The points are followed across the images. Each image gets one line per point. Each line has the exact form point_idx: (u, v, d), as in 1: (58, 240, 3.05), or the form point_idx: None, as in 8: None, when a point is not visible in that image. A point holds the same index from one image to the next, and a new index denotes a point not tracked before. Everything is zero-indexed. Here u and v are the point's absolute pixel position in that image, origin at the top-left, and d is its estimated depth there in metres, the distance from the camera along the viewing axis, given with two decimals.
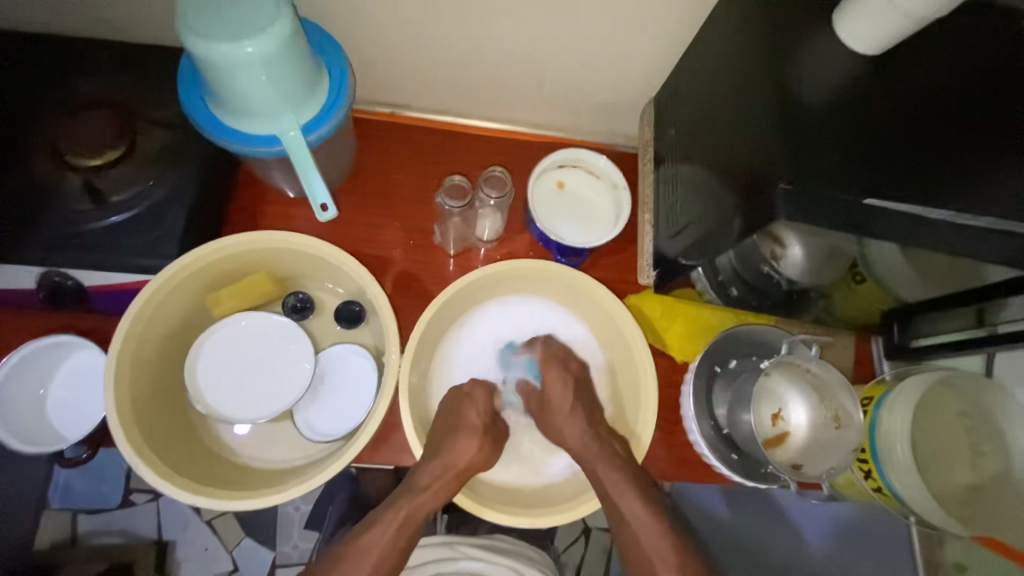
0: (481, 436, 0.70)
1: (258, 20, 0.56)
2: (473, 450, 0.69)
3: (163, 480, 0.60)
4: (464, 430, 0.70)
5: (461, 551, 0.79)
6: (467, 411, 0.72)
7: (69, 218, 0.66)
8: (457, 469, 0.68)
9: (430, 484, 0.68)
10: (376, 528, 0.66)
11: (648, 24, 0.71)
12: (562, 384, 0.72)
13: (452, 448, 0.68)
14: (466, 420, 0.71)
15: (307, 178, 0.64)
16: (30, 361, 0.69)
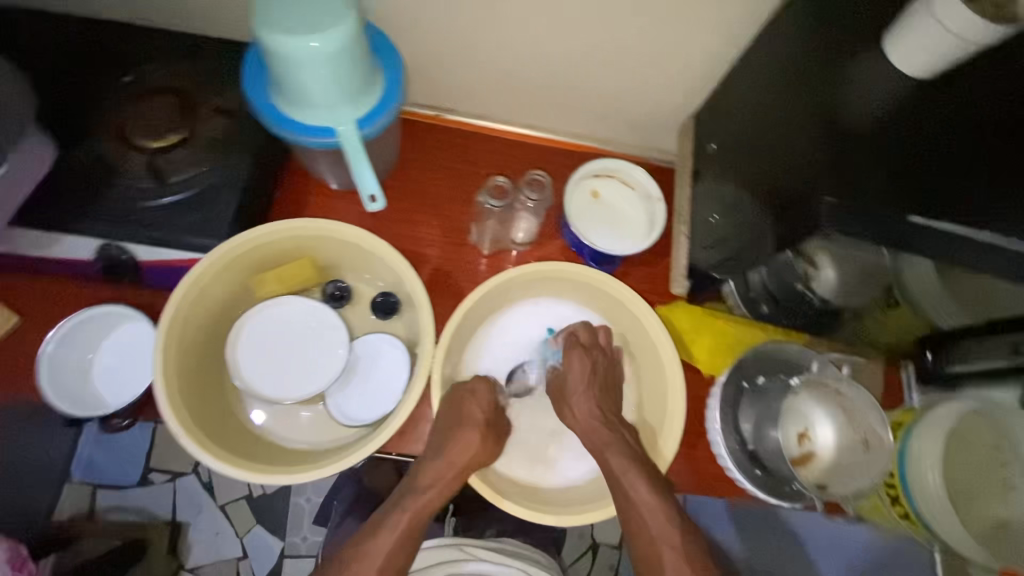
0: (483, 433, 0.70)
1: (325, 18, 0.59)
2: (473, 447, 0.69)
3: (199, 448, 0.63)
4: (466, 426, 0.69)
5: (469, 552, 0.79)
6: (470, 406, 0.71)
7: (130, 195, 0.70)
8: (459, 465, 0.68)
9: (430, 484, 0.69)
10: (379, 533, 0.67)
11: (698, 40, 0.72)
12: (580, 368, 0.73)
13: (456, 444, 0.68)
14: (469, 417, 0.70)
15: (358, 170, 0.66)
16: (81, 327, 0.72)
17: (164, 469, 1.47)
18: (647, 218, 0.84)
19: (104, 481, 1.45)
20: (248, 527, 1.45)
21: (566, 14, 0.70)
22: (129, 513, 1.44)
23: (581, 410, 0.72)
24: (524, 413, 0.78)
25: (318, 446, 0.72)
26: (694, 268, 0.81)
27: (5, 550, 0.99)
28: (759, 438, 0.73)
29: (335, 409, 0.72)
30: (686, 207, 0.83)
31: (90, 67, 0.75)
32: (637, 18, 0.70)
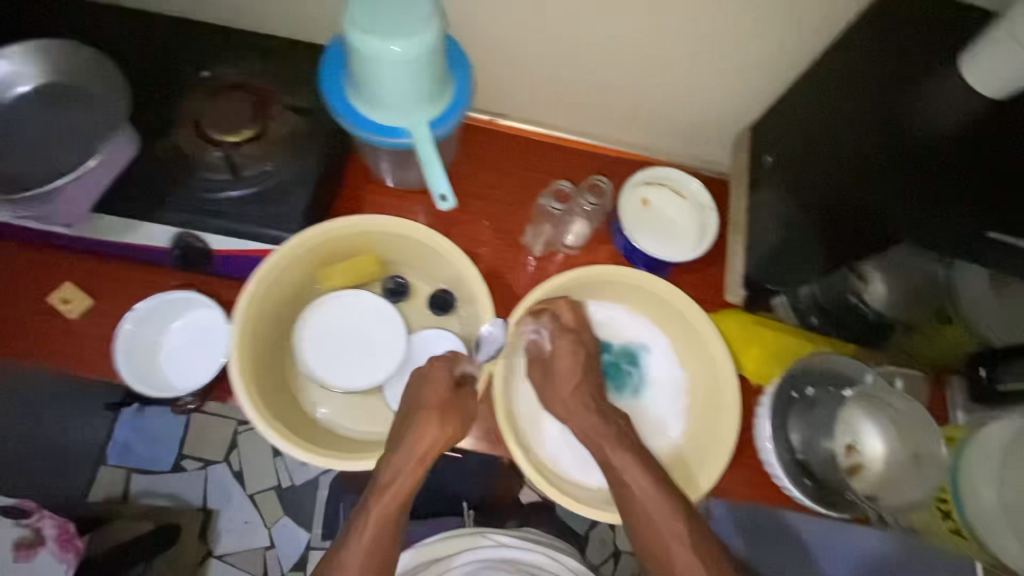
0: (441, 416, 0.69)
1: (408, 24, 0.61)
2: (433, 433, 0.68)
3: (273, 432, 0.65)
4: (424, 413, 0.69)
5: (492, 537, 0.87)
6: (426, 391, 0.71)
7: (206, 186, 0.73)
8: (419, 453, 0.69)
9: (394, 479, 0.68)
10: (353, 533, 0.67)
11: (759, 55, 0.74)
12: (568, 357, 0.73)
13: (415, 431, 0.69)
14: (424, 408, 0.70)
15: (429, 170, 0.68)
16: (157, 309, 0.73)
17: (197, 456, 1.50)
18: (699, 226, 0.86)
19: (138, 466, 1.48)
20: (275, 519, 1.48)
21: (632, 23, 0.72)
22: (161, 498, 1.47)
23: (574, 397, 0.72)
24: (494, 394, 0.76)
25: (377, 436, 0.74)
26: (752, 277, 0.81)
27: (54, 525, 1.07)
28: (809, 447, 0.74)
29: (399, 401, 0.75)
30: (742, 218, 0.84)
31: (167, 61, 0.78)
32: (702, 29, 0.72)
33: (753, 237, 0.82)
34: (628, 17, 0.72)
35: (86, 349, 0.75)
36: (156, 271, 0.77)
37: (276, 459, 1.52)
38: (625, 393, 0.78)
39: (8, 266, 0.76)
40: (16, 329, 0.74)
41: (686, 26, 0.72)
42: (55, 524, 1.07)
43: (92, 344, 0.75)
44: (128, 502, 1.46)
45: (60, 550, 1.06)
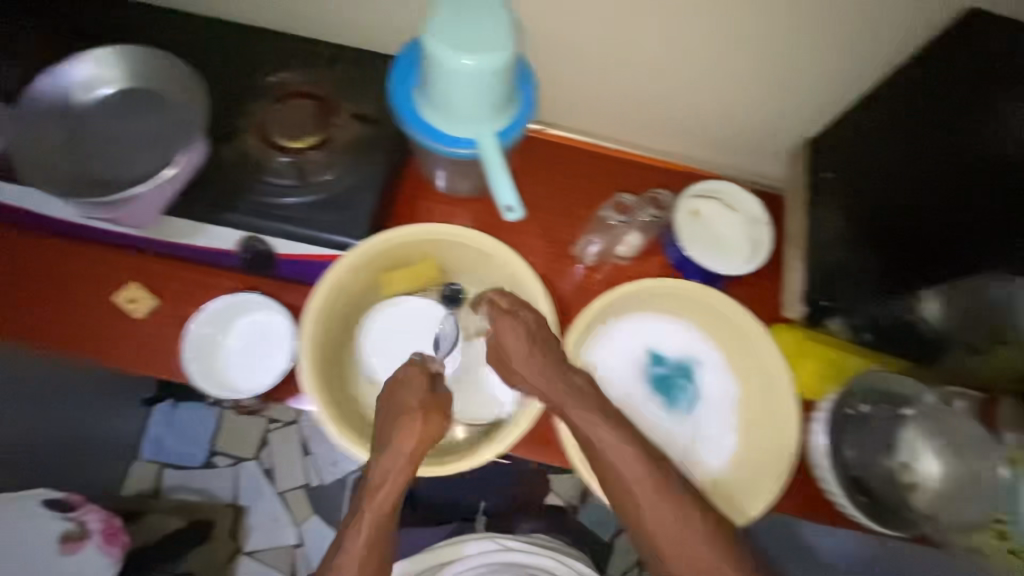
0: (425, 415, 0.66)
1: (482, 38, 0.63)
2: (417, 433, 0.65)
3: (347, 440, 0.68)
4: (406, 413, 0.66)
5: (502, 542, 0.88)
6: (403, 392, 0.69)
7: (273, 192, 0.74)
8: (407, 453, 0.65)
9: (382, 482, 0.65)
10: (346, 535, 0.65)
11: (822, 72, 0.75)
12: (513, 335, 0.65)
13: (394, 435, 0.65)
14: (404, 410, 0.66)
15: (495, 181, 0.69)
16: (217, 316, 0.75)
17: (228, 453, 1.52)
18: (752, 240, 0.86)
19: (171, 461, 1.50)
20: (305, 516, 1.49)
21: (701, 37, 0.73)
22: (192, 493, 1.48)
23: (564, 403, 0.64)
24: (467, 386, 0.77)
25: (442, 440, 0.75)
26: (811, 293, 0.81)
27: (100, 519, 1.09)
28: (864, 465, 0.75)
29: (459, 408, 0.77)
30: (801, 232, 0.83)
31: (235, 66, 0.79)
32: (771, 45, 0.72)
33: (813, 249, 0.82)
34: (698, 30, 0.72)
35: (150, 351, 0.76)
36: (220, 273, 0.78)
37: (305, 458, 1.53)
38: (679, 406, 0.79)
39: (74, 267, 0.77)
40: (84, 329, 0.75)
41: (755, 40, 0.72)
42: (100, 518, 1.09)
43: (155, 345, 0.76)
44: (160, 496, 1.47)
45: (105, 543, 1.08)
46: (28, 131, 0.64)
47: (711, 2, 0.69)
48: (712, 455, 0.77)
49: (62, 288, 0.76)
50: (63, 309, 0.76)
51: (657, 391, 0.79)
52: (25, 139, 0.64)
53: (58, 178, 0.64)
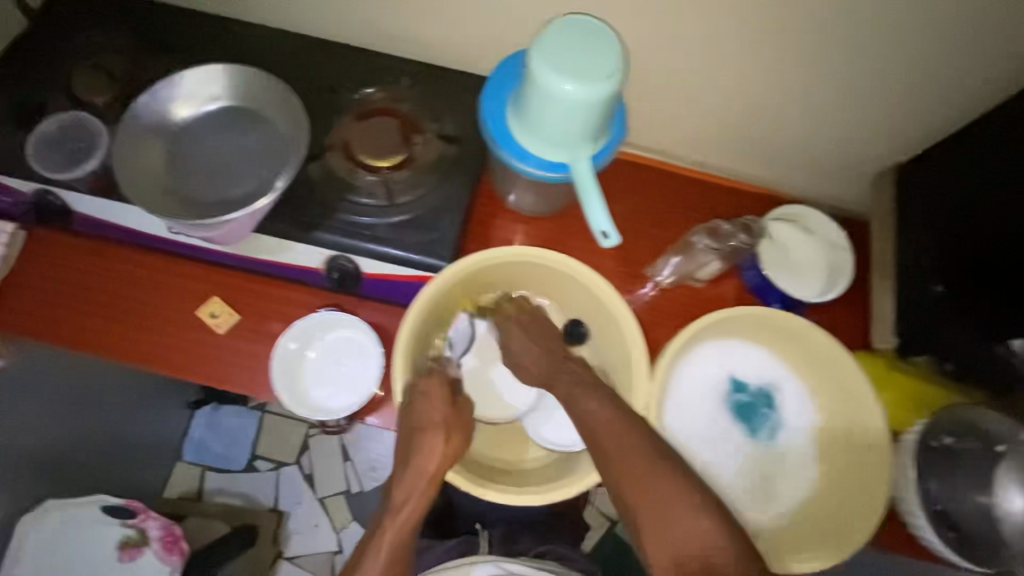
0: (446, 432, 0.68)
1: (585, 63, 0.61)
2: (439, 451, 0.67)
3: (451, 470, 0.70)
4: (427, 430, 0.68)
5: (505, 567, 0.80)
6: (423, 409, 0.69)
7: (362, 212, 0.74)
8: (428, 473, 0.67)
9: (406, 500, 0.66)
10: (368, 554, 0.64)
11: (910, 96, 0.76)
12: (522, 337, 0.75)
13: (419, 453, 0.67)
14: (425, 428, 0.68)
15: (590, 206, 0.68)
16: (302, 334, 0.76)
17: (270, 458, 1.47)
18: (833, 266, 0.85)
19: (212, 464, 1.46)
20: (344, 524, 1.44)
21: (795, 55, 0.74)
22: (233, 497, 1.44)
23: (594, 410, 0.64)
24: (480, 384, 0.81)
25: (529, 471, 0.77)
26: (906, 324, 0.79)
27: (159, 527, 1.09)
28: (953, 500, 0.72)
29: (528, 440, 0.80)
30: (888, 260, 0.82)
31: (325, 81, 0.80)
32: (865, 65, 0.73)
33: (898, 277, 0.81)
34: (793, 48, 0.73)
35: (234, 366, 0.77)
36: (301, 288, 0.79)
37: (345, 464, 1.48)
38: (761, 432, 0.80)
39: (158, 282, 0.78)
40: (170, 343, 0.77)
41: (849, 60, 0.73)
42: (160, 526, 1.09)
43: (239, 361, 0.77)
44: (202, 500, 1.43)
45: (164, 552, 1.07)
46: (135, 152, 0.65)
47: (809, 24, 0.70)
48: (792, 484, 0.78)
49: (148, 305, 0.77)
50: (149, 325, 0.77)
51: (739, 417, 0.80)
52: (132, 160, 0.65)
53: (162, 200, 0.65)
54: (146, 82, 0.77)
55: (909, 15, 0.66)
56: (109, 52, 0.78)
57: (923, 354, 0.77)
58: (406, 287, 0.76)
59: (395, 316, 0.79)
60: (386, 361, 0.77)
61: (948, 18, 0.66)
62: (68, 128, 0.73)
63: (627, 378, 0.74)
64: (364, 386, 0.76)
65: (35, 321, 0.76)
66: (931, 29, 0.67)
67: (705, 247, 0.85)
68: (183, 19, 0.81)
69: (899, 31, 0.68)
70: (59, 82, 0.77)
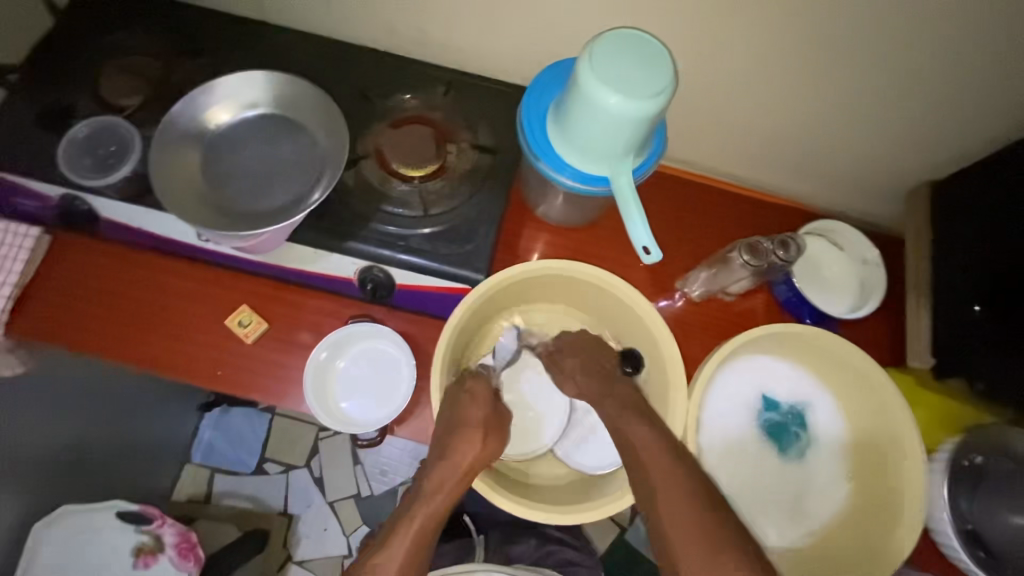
0: (484, 433, 0.70)
1: (629, 77, 0.60)
2: (475, 447, 0.69)
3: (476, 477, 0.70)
4: (467, 427, 0.70)
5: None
6: (466, 407, 0.71)
7: (396, 221, 0.73)
8: (463, 468, 0.68)
9: (439, 487, 0.68)
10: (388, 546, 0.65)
11: (949, 117, 0.76)
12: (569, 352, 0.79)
13: (456, 448, 0.68)
14: (464, 428, 0.69)
15: (632, 221, 0.66)
16: (334, 345, 0.75)
17: (280, 461, 1.42)
18: (862, 282, 0.86)
19: (222, 466, 1.40)
20: (354, 526, 1.38)
21: (837, 74, 0.73)
22: (243, 500, 1.39)
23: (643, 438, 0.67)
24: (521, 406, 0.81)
25: (554, 489, 0.76)
26: (941, 344, 0.78)
27: (175, 533, 1.07)
28: (982, 516, 0.73)
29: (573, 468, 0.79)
30: (924, 280, 0.82)
31: (359, 88, 0.80)
32: (907, 84, 0.73)
33: (930, 294, 0.81)
34: (836, 66, 0.72)
35: (262, 376, 0.75)
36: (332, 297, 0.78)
37: (355, 468, 1.42)
38: (791, 452, 0.80)
39: (185, 289, 0.77)
40: (196, 350, 0.75)
41: (892, 79, 0.72)
42: (176, 532, 1.07)
43: (267, 370, 0.76)
44: (211, 502, 1.38)
45: (180, 559, 1.05)
46: (172, 160, 0.65)
47: (854, 44, 0.69)
48: (823, 502, 0.78)
49: (174, 313, 0.76)
50: (175, 333, 0.76)
51: (771, 438, 0.79)
52: (169, 168, 0.65)
53: (197, 208, 0.64)
54: (176, 85, 0.76)
55: (957, 38, 0.66)
56: (140, 54, 0.78)
57: (958, 376, 0.76)
58: (439, 298, 0.75)
59: (425, 326, 0.78)
60: (421, 370, 0.77)
61: (996, 41, 0.65)
62: (98, 132, 0.72)
63: (663, 396, 0.75)
64: (395, 398, 0.75)
65: (60, 327, 0.75)
66: (977, 52, 0.67)
67: (742, 265, 0.79)
68: (215, 23, 0.81)
69: (946, 53, 0.68)
70: (89, 85, 0.75)
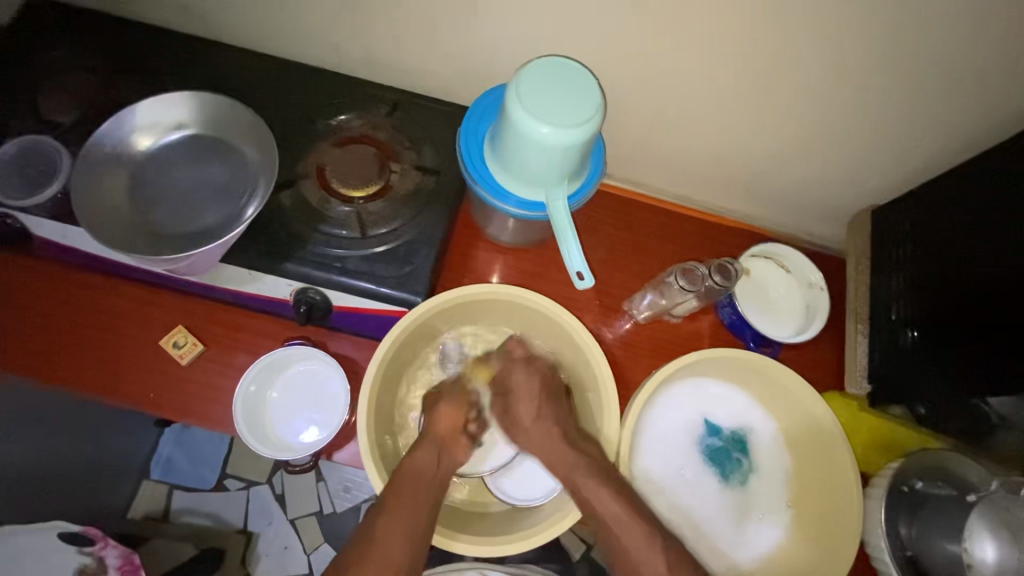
0: (434, 439, 0.72)
1: (561, 108, 0.60)
2: (430, 457, 0.71)
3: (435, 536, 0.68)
4: (423, 444, 0.72)
5: None
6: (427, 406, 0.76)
7: (329, 243, 0.71)
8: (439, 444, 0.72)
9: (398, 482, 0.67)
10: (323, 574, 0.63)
11: (884, 145, 0.77)
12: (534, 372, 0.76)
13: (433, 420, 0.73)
14: (432, 432, 0.72)
15: (566, 246, 0.66)
16: (268, 371, 0.75)
17: (240, 476, 1.39)
18: (807, 306, 0.86)
19: (179, 482, 1.37)
20: (315, 545, 1.35)
21: (784, 100, 0.74)
22: (202, 517, 1.35)
23: None
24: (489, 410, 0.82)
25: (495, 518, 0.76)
26: (880, 372, 0.80)
27: (118, 556, 1.06)
28: (920, 544, 0.72)
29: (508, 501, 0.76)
30: (863, 306, 0.85)
31: (302, 108, 0.80)
32: (849, 113, 0.74)
33: (873, 322, 0.82)
34: (778, 93, 0.73)
35: (200, 399, 0.74)
36: (271, 318, 0.78)
37: (319, 485, 1.40)
38: (733, 479, 0.79)
39: (123, 310, 0.76)
40: (132, 371, 0.74)
41: (835, 107, 0.73)
42: (118, 555, 1.07)
43: (205, 391, 0.75)
44: (168, 520, 1.34)
45: None
46: (100, 176, 0.65)
47: (789, 75, 0.70)
48: (767, 527, 0.78)
49: (113, 332, 0.75)
50: (109, 354, 0.74)
51: (712, 463, 0.79)
52: (94, 184, 0.64)
53: (119, 228, 0.63)
54: (114, 102, 0.76)
55: (890, 72, 0.67)
56: (79, 71, 0.77)
57: (899, 404, 0.76)
58: (377, 320, 0.74)
59: (366, 348, 0.78)
60: (353, 398, 0.76)
61: (929, 72, 0.66)
62: (27, 153, 0.71)
63: (600, 416, 0.76)
64: (333, 420, 0.75)
65: None
66: (909, 83, 0.68)
67: (680, 290, 0.79)
68: (158, 42, 0.81)
69: (878, 85, 0.69)
70: (21, 101, 0.75)
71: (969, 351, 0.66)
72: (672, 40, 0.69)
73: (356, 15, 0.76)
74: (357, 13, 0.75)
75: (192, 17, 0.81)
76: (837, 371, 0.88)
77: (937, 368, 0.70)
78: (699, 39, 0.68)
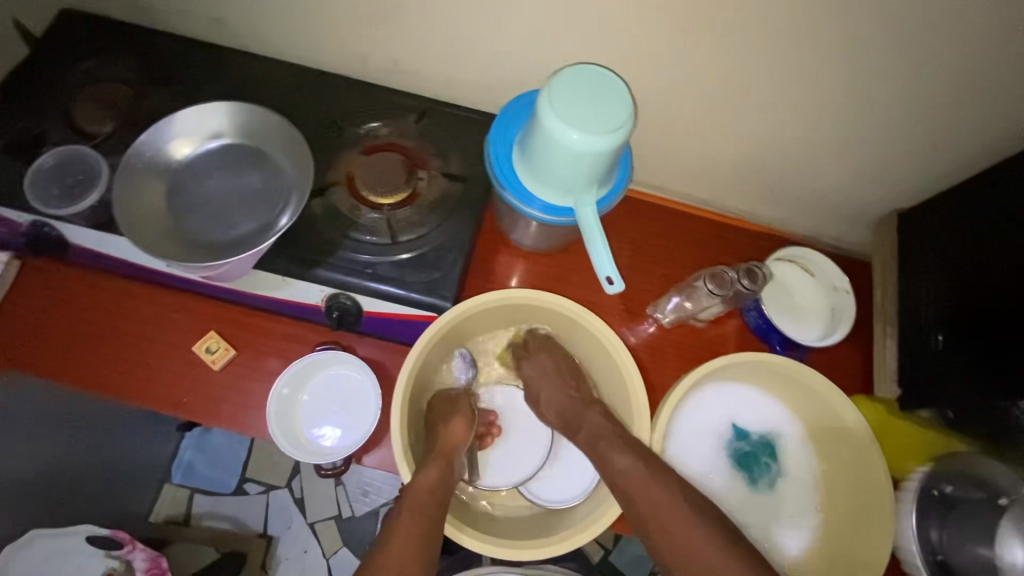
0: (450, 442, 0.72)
1: (590, 114, 0.61)
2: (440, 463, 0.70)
3: (458, 533, 0.68)
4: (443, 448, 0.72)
5: None
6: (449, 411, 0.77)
7: (361, 249, 0.72)
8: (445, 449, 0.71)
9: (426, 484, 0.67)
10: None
11: (910, 148, 0.77)
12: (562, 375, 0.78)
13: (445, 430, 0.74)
14: (442, 444, 0.72)
15: (596, 251, 0.67)
16: (300, 376, 0.76)
17: (260, 480, 1.40)
18: (832, 309, 0.86)
19: (200, 486, 1.38)
20: (334, 549, 1.36)
21: (810, 104, 0.74)
22: (222, 520, 1.36)
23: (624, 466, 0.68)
24: (515, 417, 0.84)
25: (524, 522, 0.76)
26: (908, 375, 0.79)
27: (145, 558, 1.05)
28: (952, 547, 0.71)
29: (540, 503, 0.77)
30: (889, 309, 0.85)
31: (331, 117, 0.81)
32: (875, 116, 0.74)
33: (900, 325, 0.82)
34: (804, 98, 0.73)
35: (231, 403, 0.75)
36: (302, 324, 0.79)
37: (337, 488, 1.41)
38: (762, 484, 0.79)
39: (156, 315, 0.77)
40: (165, 376, 0.75)
41: (860, 110, 0.73)
42: (146, 558, 1.05)
43: (236, 396, 0.76)
44: (190, 524, 1.35)
45: None
46: (138, 185, 0.66)
47: (814, 79, 0.70)
48: (797, 531, 0.78)
49: (147, 338, 0.76)
50: (143, 359, 0.76)
51: (739, 467, 0.79)
52: (134, 193, 0.66)
53: (157, 235, 0.65)
54: (148, 112, 0.77)
55: (917, 76, 0.67)
56: (113, 81, 0.79)
57: (929, 407, 0.76)
58: (408, 324, 0.75)
59: (395, 352, 0.79)
60: (384, 402, 0.77)
61: (955, 76, 0.66)
62: (65, 164, 0.73)
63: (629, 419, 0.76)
64: (363, 425, 0.76)
65: (25, 355, 0.74)
66: (936, 87, 0.68)
67: (708, 294, 0.79)
68: (190, 53, 0.82)
69: (905, 89, 0.69)
70: (58, 111, 0.76)
71: (1000, 354, 0.65)
72: (698, 45, 0.69)
73: (384, 25, 0.77)
74: (385, 24, 0.77)
75: (221, 29, 0.83)
76: (862, 374, 0.88)
77: (967, 371, 0.70)
78: (725, 44, 0.69)
